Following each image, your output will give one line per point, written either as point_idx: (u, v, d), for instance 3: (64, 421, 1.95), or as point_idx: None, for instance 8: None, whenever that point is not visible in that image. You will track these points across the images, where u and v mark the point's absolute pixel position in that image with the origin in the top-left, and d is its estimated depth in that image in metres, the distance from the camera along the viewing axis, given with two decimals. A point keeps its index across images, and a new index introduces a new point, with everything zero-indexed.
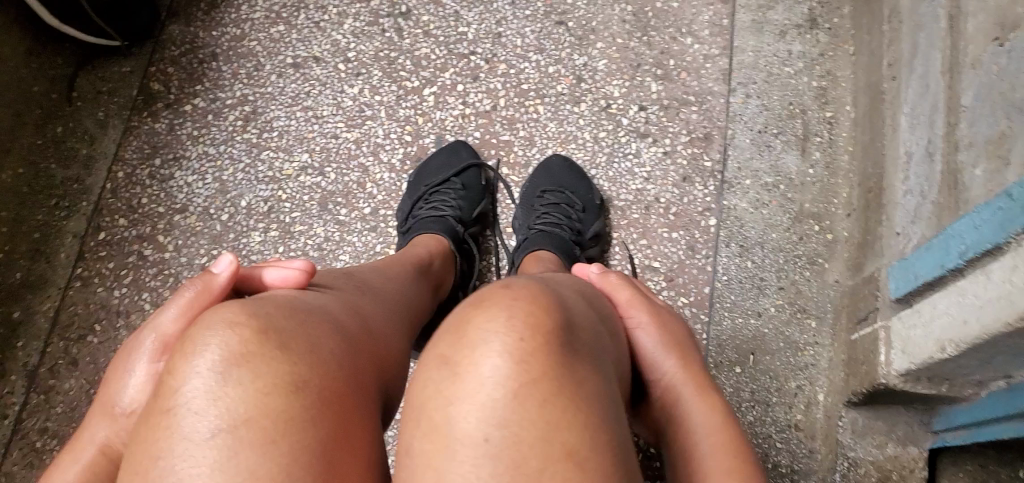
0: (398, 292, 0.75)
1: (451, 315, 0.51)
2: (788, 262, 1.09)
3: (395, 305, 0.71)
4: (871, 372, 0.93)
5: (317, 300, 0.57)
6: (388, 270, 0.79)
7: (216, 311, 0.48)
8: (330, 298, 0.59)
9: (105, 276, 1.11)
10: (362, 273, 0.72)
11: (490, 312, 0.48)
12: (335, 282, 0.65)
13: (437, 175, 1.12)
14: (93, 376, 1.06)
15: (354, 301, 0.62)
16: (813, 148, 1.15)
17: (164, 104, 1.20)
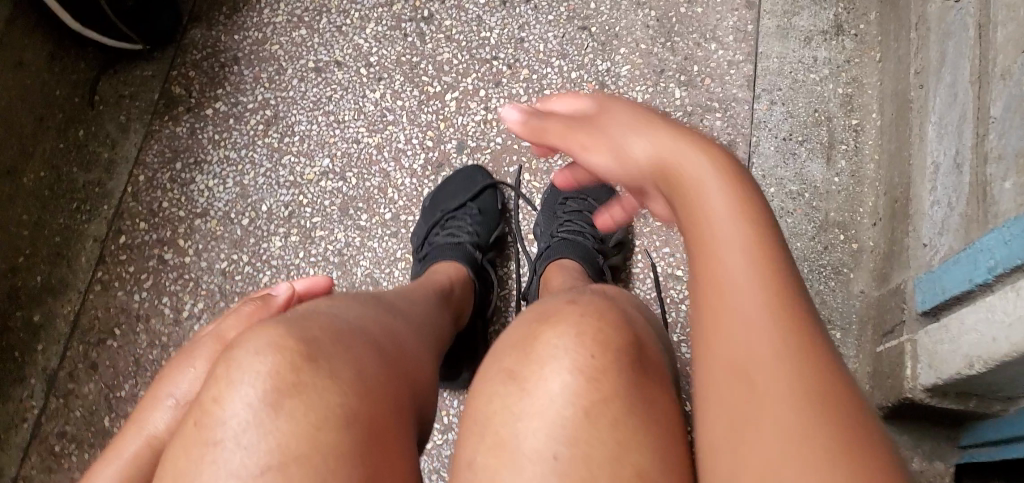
0: (424, 315, 0.75)
1: (520, 332, 0.57)
2: (812, 272, 1.08)
3: (425, 328, 0.71)
4: (896, 386, 0.92)
5: (354, 314, 0.58)
6: (411, 291, 0.80)
7: (263, 336, 0.51)
8: (368, 315, 0.60)
9: (125, 280, 1.11)
10: (393, 297, 0.73)
11: (557, 331, 0.54)
12: (363, 299, 0.65)
13: (451, 202, 1.11)
14: (113, 380, 1.06)
15: (390, 318, 0.64)
16: (839, 156, 1.13)
17: (186, 108, 1.20)
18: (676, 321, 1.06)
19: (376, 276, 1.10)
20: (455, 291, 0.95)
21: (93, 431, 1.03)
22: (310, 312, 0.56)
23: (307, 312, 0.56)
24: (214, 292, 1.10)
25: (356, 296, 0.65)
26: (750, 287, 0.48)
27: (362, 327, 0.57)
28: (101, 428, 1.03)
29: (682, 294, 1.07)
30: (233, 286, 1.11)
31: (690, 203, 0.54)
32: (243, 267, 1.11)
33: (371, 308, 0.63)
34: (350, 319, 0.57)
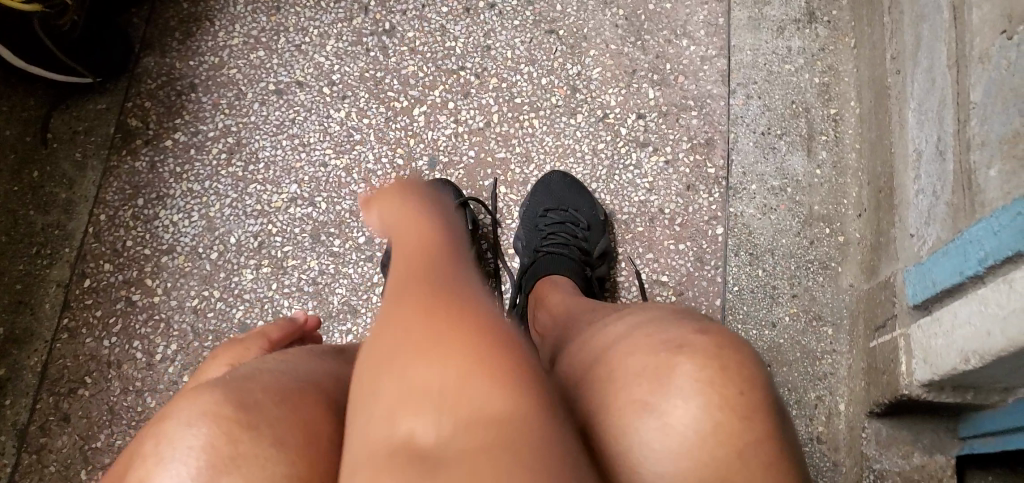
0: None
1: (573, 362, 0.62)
2: (800, 268, 1.05)
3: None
4: (893, 382, 0.87)
5: (303, 370, 0.59)
6: None
7: (196, 399, 0.50)
8: (316, 369, 0.61)
9: (93, 325, 1.07)
10: (359, 350, 0.72)
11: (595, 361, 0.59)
12: (316, 353, 0.66)
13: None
14: (87, 431, 1.02)
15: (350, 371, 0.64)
16: (819, 147, 1.11)
17: (144, 140, 1.16)
18: None
19: (354, 304, 1.07)
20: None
21: None
22: (253, 370, 0.58)
23: (246, 371, 0.58)
24: (186, 331, 1.06)
25: (312, 352, 0.66)
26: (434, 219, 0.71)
27: (309, 379, 0.58)
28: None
29: (668, 301, 1.05)
30: (206, 323, 1.07)
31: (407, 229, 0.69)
32: (216, 303, 1.07)
33: (329, 364, 0.63)
34: (298, 373, 0.59)
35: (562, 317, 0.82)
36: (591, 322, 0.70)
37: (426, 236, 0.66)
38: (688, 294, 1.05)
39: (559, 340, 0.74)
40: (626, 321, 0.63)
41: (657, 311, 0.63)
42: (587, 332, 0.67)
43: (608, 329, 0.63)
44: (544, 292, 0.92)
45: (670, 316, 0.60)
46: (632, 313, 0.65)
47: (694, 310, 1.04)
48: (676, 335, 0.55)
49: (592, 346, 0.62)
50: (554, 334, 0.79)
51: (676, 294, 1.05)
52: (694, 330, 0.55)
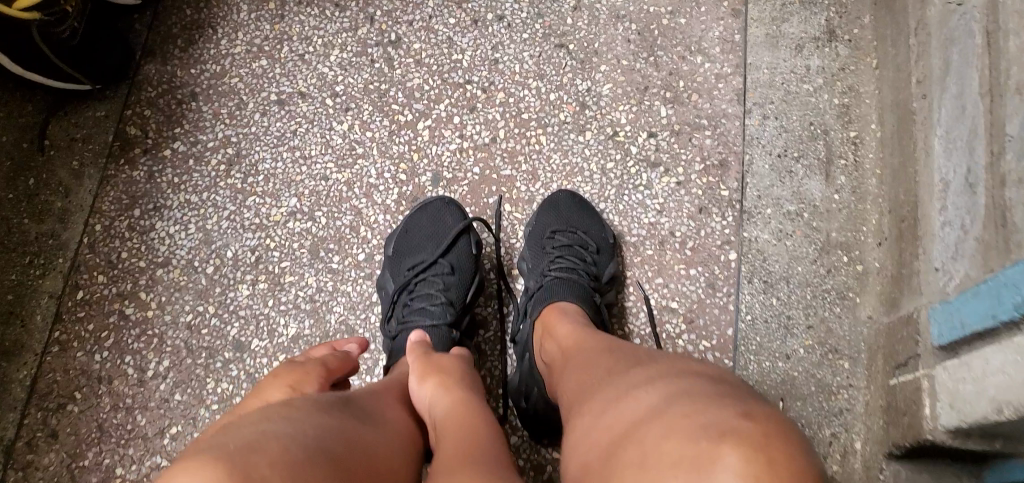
0: (401, 425, 0.69)
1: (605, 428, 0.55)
2: (816, 298, 1.01)
3: (396, 437, 0.65)
4: (915, 425, 0.85)
5: (312, 426, 0.55)
6: (387, 392, 0.75)
7: (193, 470, 0.42)
8: (326, 427, 0.56)
9: (84, 339, 1.04)
10: (365, 404, 0.67)
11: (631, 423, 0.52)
12: (331, 414, 0.60)
13: (423, 250, 1.02)
14: (75, 448, 0.98)
15: (357, 433, 0.59)
16: (838, 172, 1.07)
17: (142, 149, 1.13)
18: None
19: (351, 323, 1.04)
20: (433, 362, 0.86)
21: None
22: (260, 423, 0.53)
23: (255, 423, 0.53)
24: (180, 348, 1.03)
25: (319, 404, 0.61)
26: (463, 409, 0.68)
27: (323, 439, 0.53)
28: None
29: (678, 329, 1.01)
30: (200, 340, 1.04)
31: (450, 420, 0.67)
32: (210, 319, 1.04)
33: (337, 422, 0.59)
34: (308, 429, 0.54)
35: (583, 364, 0.74)
36: (620, 382, 0.61)
37: (466, 434, 0.63)
38: (699, 322, 1.01)
39: (582, 400, 0.65)
40: (656, 394, 0.53)
41: (693, 383, 0.53)
42: (615, 399, 0.58)
43: (637, 403, 0.54)
44: (557, 325, 0.87)
45: (707, 393, 0.50)
46: (664, 382, 0.55)
47: (704, 340, 1.00)
48: (709, 421, 0.45)
49: (617, 426, 0.53)
50: (575, 390, 0.70)
51: (686, 322, 1.01)
52: (734, 414, 0.45)
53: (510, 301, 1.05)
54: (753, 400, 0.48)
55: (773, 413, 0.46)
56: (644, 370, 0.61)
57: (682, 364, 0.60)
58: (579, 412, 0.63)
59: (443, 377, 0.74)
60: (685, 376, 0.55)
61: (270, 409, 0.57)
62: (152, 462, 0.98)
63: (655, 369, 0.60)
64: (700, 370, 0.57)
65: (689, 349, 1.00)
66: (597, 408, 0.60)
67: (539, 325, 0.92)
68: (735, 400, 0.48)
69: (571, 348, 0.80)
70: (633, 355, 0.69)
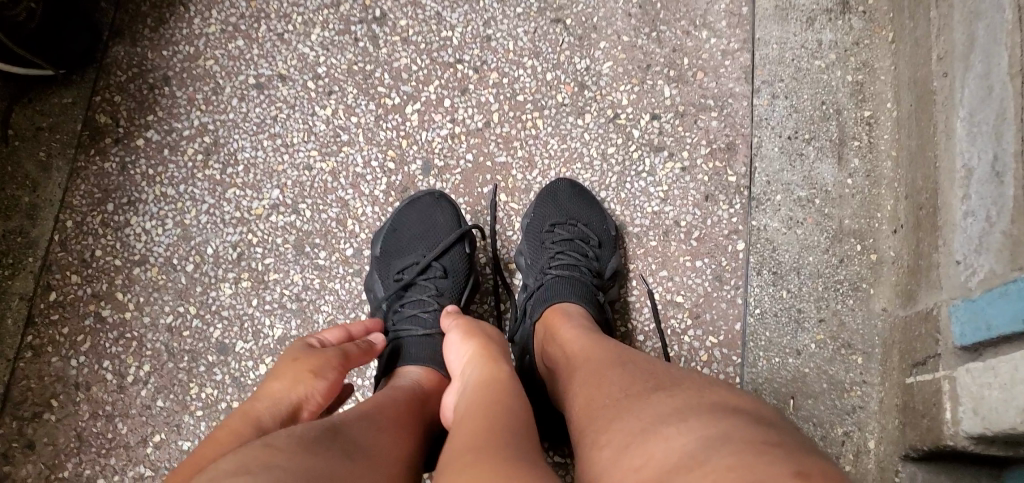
0: (393, 452, 0.64)
1: (630, 459, 0.49)
2: (828, 290, 0.96)
3: (388, 477, 0.59)
4: (933, 429, 0.79)
5: (293, 470, 0.49)
6: (382, 412, 0.69)
7: None
8: (310, 467, 0.50)
9: (58, 343, 0.98)
10: (356, 436, 0.61)
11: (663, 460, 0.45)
12: (318, 448, 0.54)
13: (414, 251, 0.98)
14: (52, 459, 0.94)
15: (346, 471, 0.53)
16: (851, 155, 1.01)
17: (113, 139, 1.06)
18: (680, 354, 0.96)
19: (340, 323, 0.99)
20: (431, 389, 0.81)
21: None
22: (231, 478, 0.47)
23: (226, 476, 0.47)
24: (160, 352, 0.98)
25: (303, 439, 0.55)
26: (477, 403, 0.63)
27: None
28: None
29: (684, 324, 0.97)
30: (181, 343, 0.98)
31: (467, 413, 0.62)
32: (192, 321, 0.99)
33: (325, 461, 0.52)
34: (287, 474, 0.48)
35: (594, 376, 0.66)
36: (641, 410, 0.54)
37: (479, 430, 0.58)
38: (706, 317, 0.97)
39: (594, 422, 0.58)
40: (690, 435, 0.46)
41: (734, 428, 0.46)
42: (638, 433, 0.51)
43: (665, 444, 0.47)
44: (566, 331, 0.81)
45: (751, 440, 0.44)
46: (697, 422, 0.48)
47: (711, 336, 0.97)
48: (761, 477, 0.38)
49: (644, 469, 0.46)
50: (585, 406, 0.63)
51: (692, 317, 0.97)
52: (790, 475, 0.38)
53: (508, 299, 1.01)
54: (807, 458, 0.41)
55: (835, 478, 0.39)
56: (670, 399, 0.54)
57: (714, 400, 0.53)
58: (592, 436, 0.56)
59: (486, 347, 0.73)
60: (721, 417, 0.48)
61: (246, 452, 0.51)
62: (136, 472, 0.94)
63: (684, 402, 0.53)
64: (736, 410, 0.50)
65: (695, 345, 0.96)
66: (615, 438, 0.52)
67: (543, 327, 0.86)
68: (786, 454, 0.41)
69: (593, 349, 0.74)
70: (653, 374, 0.61)
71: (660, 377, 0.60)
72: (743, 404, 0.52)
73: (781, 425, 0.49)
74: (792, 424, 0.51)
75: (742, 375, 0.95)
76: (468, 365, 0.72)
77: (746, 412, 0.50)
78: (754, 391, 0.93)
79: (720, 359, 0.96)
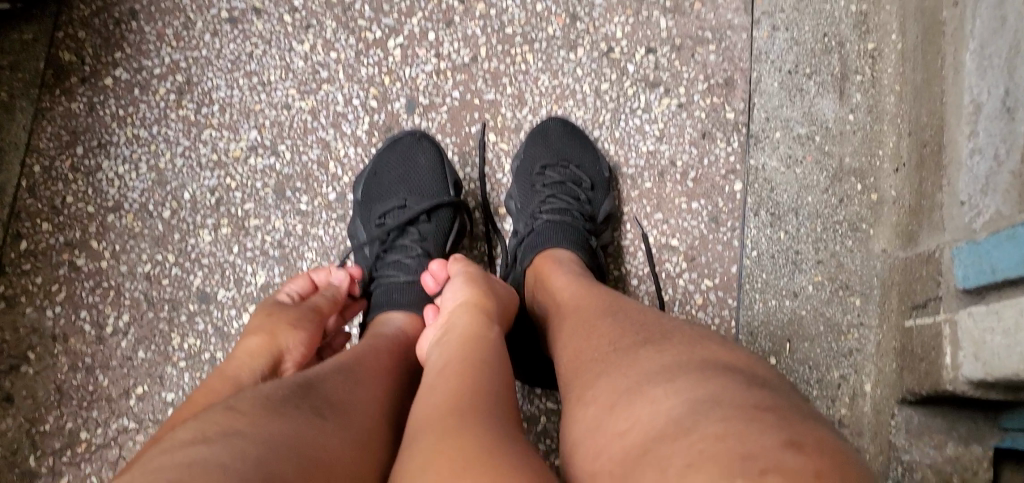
0: (371, 402, 0.62)
1: (614, 421, 0.47)
2: (826, 231, 0.93)
3: (366, 429, 0.57)
4: (933, 373, 0.78)
5: (253, 437, 0.47)
6: (360, 363, 0.67)
7: None
8: (271, 431, 0.48)
9: (32, 294, 0.95)
10: (330, 390, 0.59)
11: (647, 424, 0.43)
12: (286, 407, 0.53)
13: (396, 195, 0.95)
14: (32, 413, 0.91)
15: (313, 430, 0.51)
16: (853, 89, 0.97)
17: (79, 78, 1.00)
18: (674, 298, 0.94)
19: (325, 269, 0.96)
20: (413, 334, 0.80)
21: (17, 472, 0.90)
22: (185, 448, 0.45)
23: (182, 446, 0.46)
24: (140, 301, 0.95)
25: (269, 400, 0.53)
26: (456, 353, 0.61)
27: (270, 453, 0.46)
28: (28, 469, 0.90)
29: (678, 268, 0.95)
30: (160, 292, 0.95)
31: (446, 362, 0.60)
32: (171, 269, 0.96)
33: (291, 422, 0.51)
34: (243, 442, 0.46)
35: (583, 327, 0.64)
36: (629, 366, 0.52)
37: (456, 380, 0.55)
38: (701, 260, 0.95)
39: (581, 378, 0.56)
40: (676, 397, 0.44)
41: (725, 389, 0.44)
42: (626, 393, 0.48)
43: (653, 407, 0.45)
44: (557, 277, 0.78)
45: (742, 404, 0.41)
46: (684, 382, 0.46)
47: (706, 279, 0.94)
48: (748, 449, 0.36)
49: (630, 434, 0.44)
50: (573, 360, 0.60)
51: (688, 260, 0.95)
52: (780, 445, 0.36)
53: (498, 243, 0.97)
54: (800, 424, 0.39)
55: (830, 448, 0.37)
56: (658, 354, 0.52)
57: (707, 356, 0.50)
58: (579, 394, 0.54)
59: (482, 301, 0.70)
60: (712, 376, 0.46)
61: (206, 419, 0.50)
62: (120, 424, 0.92)
63: (674, 358, 0.50)
64: (730, 367, 0.48)
65: (690, 289, 0.94)
66: (601, 398, 0.50)
67: (533, 273, 0.83)
68: (777, 420, 0.39)
69: (580, 295, 0.71)
70: (643, 326, 0.59)
71: (648, 329, 0.58)
72: (736, 360, 0.50)
73: (777, 384, 0.47)
74: (790, 383, 0.48)
75: (737, 319, 0.93)
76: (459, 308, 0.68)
77: (740, 370, 0.48)
78: (749, 334, 0.92)
79: (716, 302, 0.94)
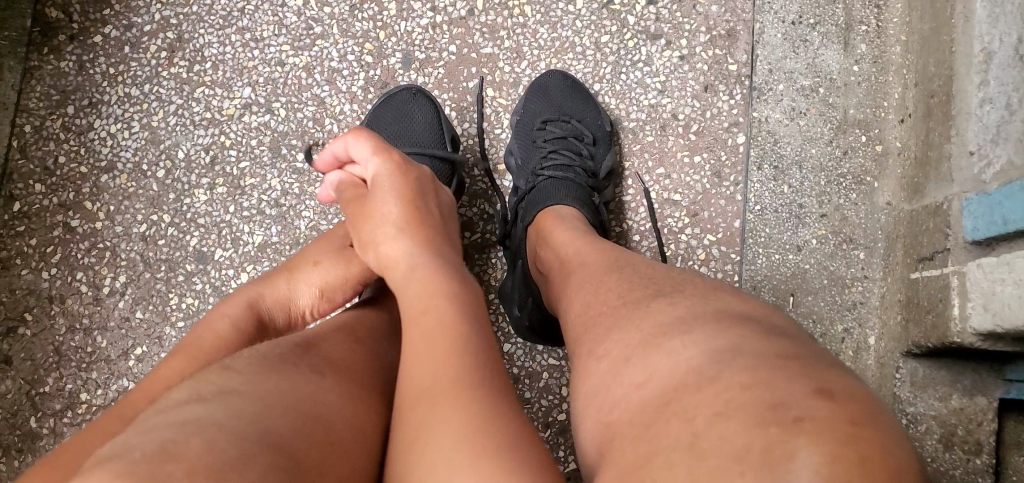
0: (371, 355, 0.62)
1: (631, 375, 0.45)
2: (830, 184, 0.91)
3: (367, 382, 0.57)
4: (939, 326, 0.77)
5: (248, 397, 0.46)
6: (357, 322, 0.67)
7: None
8: (268, 391, 0.48)
9: (27, 256, 0.94)
10: (330, 349, 0.58)
11: (666, 374, 0.42)
12: (284, 364, 0.52)
13: None
14: (31, 375, 0.91)
15: (310, 389, 0.50)
16: (858, 40, 0.93)
17: (68, 36, 0.98)
18: (676, 254, 0.94)
19: (323, 229, 0.94)
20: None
21: (18, 434, 0.90)
22: (179, 408, 0.44)
23: (177, 406, 0.45)
24: (135, 262, 0.94)
25: (267, 359, 0.53)
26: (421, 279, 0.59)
27: (265, 412, 0.45)
28: (29, 431, 0.90)
29: (681, 223, 0.94)
30: (157, 252, 0.94)
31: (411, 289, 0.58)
32: (166, 229, 0.94)
33: (286, 380, 0.50)
34: (238, 401, 0.45)
35: (589, 284, 0.63)
36: (643, 319, 0.50)
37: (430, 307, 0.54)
38: (704, 215, 0.94)
39: (591, 335, 0.55)
40: (696, 347, 0.42)
41: (747, 339, 0.42)
42: (642, 345, 0.47)
43: (670, 358, 0.43)
44: (561, 237, 0.76)
45: (766, 353, 0.39)
46: (703, 331, 0.44)
47: (709, 234, 0.94)
48: (777, 397, 0.34)
49: (648, 386, 0.42)
50: (582, 317, 0.59)
51: (690, 215, 0.94)
52: (809, 392, 0.34)
53: (498, 201, 0.96)
54: (828, 372, 0.37)
55: (861, 396, 0.35)
56: (670, 305, 0.50)
57: (722, 307, 0.49)
58: (590, 352, 0.53)
59: (413, 216, 0.66)
60: (731, 326, 0.44)
61: (202, 379, 0.49)
62: (119, 386, 0.91)
63: (688, 310, 0.49)
64: (747, 318, 0.46)
65: (692, 244, 0.93)
66: (614, 353, 0.49)
67: (537, 231, 0.82)
68: (803, 368, 0.37)
69: (588, 250, 0.70)
70: (651, 281, 0.58)
71: (659, 283, 0.57)
72: (753, 310, 0.49)
73: (798, 335, 0.45)
74: (808, 335, 0.47)
75: (741, 273, 0.92)
76: (399, 241, 0.64)
77: (758, 321, 0.46)
78: (752, 288, 0.91)
79: (718, 257, 0.93)
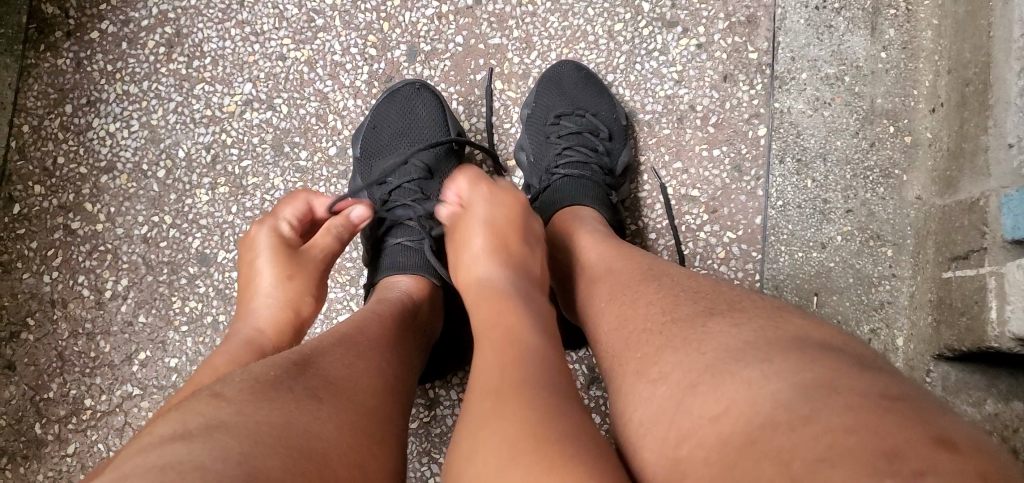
0: (374, 373, 0.59)
1: (705, 404, 0.41)
2: (856, 178, 0.87)
3: (367, 403, 0.54)
4: (975, 328, 0.72)
5: (237, 432, 0.43)
6: (365, 335, 0.64)
7: None
8: (258, 425, 0.45)
9: (28, 259, 0.92)
10: (330, 366, 0.56)
11: (750, 409, 0.38)
12: (278, 390, 0.50)
13: (399, 151, 0.91)
14: (35, 381, 0.90)
15: (304, 417, 0.47)
16: (886, 24, 0.88)
17: (65, 32, 0.95)
18: (695, 253, 0.90)
19: None
20: (420, 301, 0.78)
21: (24, 441, 0.89)
22: (161, 448, 0.42)
23: (158, 444, 0.42)
24: (137, 264, 0.92)
25: (259, 384, 0.50)
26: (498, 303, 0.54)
27: (254, 450, 0.42)
28: (34, 437, 0.88)
29: (699, 220, 0.91)
30: (159, 255, 0.92)
31: (492, 308, 0.54)
32: (168, 231, 0.92)
33: (278, 409, 0.47)
34: (224, 438, 0.43)
35: (628, 292, 0.59)
36: (701, 342, 0.47)
37: (505, 335, 0.49)
38: (724, 211, 0.90)
39: (639, 354, 0.51)
40: (780, 380, 0.39)
41: (836, 373, 0.38)
42: (709, 371, 0.43)
43: (750, 390, 0.39)
44: (584, 239, 0.73)
45: (862, 391, 0.36)
46: (784, 363, 0.41)
47: (728, 231, 0.90)
48: (891, 444, 0.31)
49: (726, 419, 0.39)
50: (621, 329, 0.56)
51: (709, 212, 0.91)
52: (928, 443, 0.31)
53: None
54: (939, 416, 0.34)
55: (983, 448, 0.31)
56: (738, 329, 0.47)
57: (794, 334, 0.45)
58: (640, 373, 0.49)
59: (499, 240, 0.62)
60: (813, 357, 0.41)
61: (189, 410, 0.47)
62: (123, 391, 0.89)
63: (757, 335, 0.45)
64: (826, 347, 0.43)
65: (711, 242, 0.90)
66: (675, 377, 0.45)
67: (553, 232, 0.78)
68: (911, 412, 0.34)
69: (622, 255, 0.67)
70: (699, 297, 0.54)
71: (720, 301, 0.52)
72: (828, 336, 0.45)
73: (881, 364, 0.41)
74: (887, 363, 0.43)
75: (762, 273, 0.89)
76: (482, 266, 0.60)
77: (838, 350, 0.42)
78: (774, 287, 0.87)
79: (738, 256, 0.89)
